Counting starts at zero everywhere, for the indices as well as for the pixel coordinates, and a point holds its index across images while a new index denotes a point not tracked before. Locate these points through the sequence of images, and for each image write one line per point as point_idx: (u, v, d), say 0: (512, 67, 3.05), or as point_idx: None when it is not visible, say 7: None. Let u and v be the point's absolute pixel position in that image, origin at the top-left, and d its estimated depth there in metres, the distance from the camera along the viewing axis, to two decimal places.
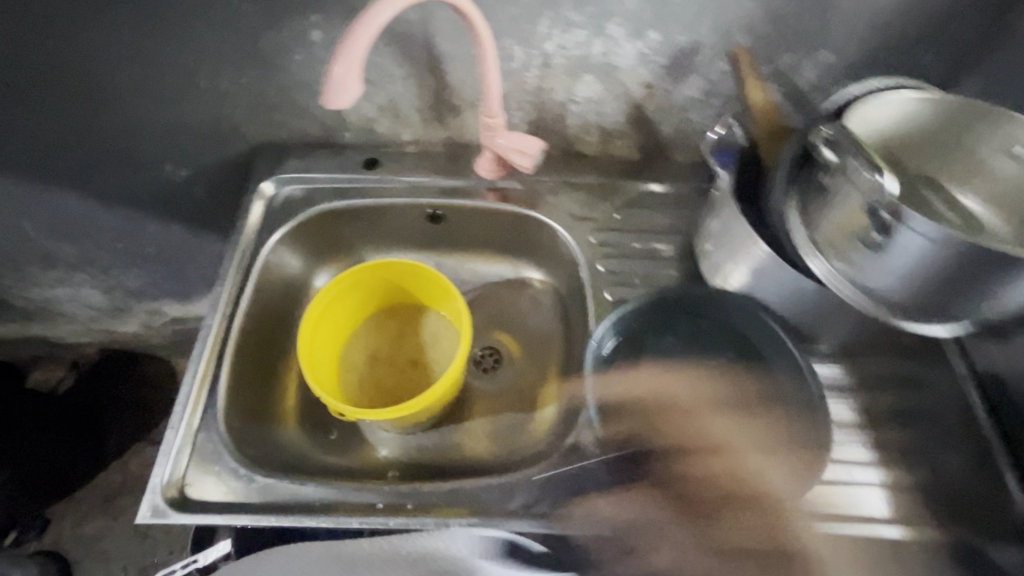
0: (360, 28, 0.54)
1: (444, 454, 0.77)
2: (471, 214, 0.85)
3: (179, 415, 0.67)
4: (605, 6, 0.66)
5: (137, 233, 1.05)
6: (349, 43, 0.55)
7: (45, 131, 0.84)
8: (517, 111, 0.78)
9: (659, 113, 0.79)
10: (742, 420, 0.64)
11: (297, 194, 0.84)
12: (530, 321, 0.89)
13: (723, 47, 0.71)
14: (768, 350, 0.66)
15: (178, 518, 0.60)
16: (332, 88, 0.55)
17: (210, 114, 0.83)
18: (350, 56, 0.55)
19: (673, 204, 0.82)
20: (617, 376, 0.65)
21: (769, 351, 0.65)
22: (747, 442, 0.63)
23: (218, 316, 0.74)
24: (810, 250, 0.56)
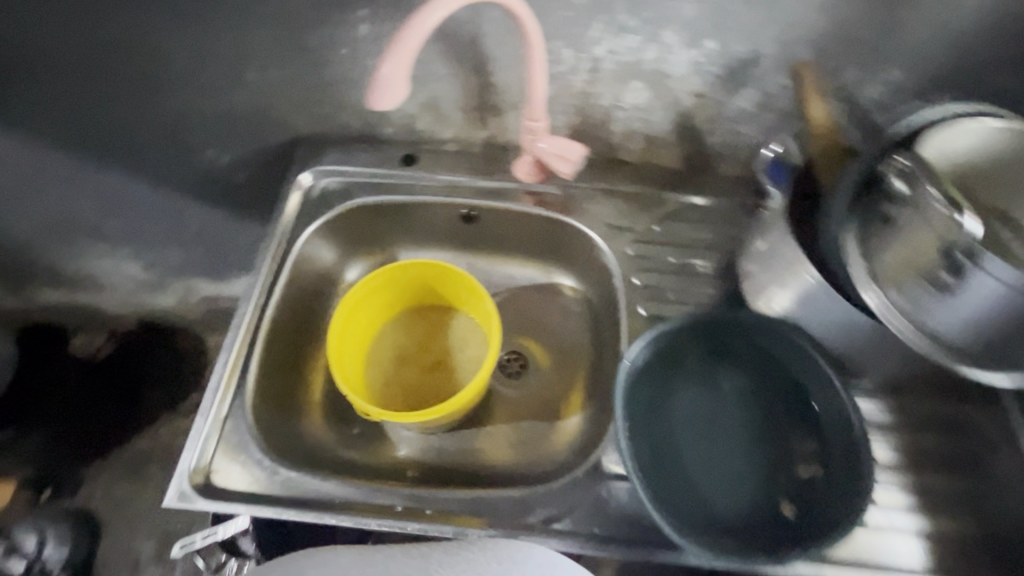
0: (413, 27, 0.53)
1: (463, 459, 0.77)
2: (506, 216, 0.83)
3: (209, 401, 0.68)
4: (662, 11, 0.63)
5: (179, 214, 1.07)
6: (400, 43, 0.53)
7: (98, 110, 0.87)
8: (560, 115, 0.76)
9: (708, 125, 0.76)
10: (777, 454, 0.61)
11: (335, 187, 0.84)
12: (559, 329, 0.87)
13: (783, 60, 0.67)
14: (809, 383, 0.63)
15: (203, 503, 0.61)
16: (380, 90, 0.54)
17: (255, 103, 0.84)
18: (401, 57, 0.53)
19: (716, 220, 0.79)
20: (647, 398, 0.63)
21: (808, 384, 0.63)
22: (778, 477, 0.60)
23: (252, 305, 0.75)
24: (864, 283, 0.53)
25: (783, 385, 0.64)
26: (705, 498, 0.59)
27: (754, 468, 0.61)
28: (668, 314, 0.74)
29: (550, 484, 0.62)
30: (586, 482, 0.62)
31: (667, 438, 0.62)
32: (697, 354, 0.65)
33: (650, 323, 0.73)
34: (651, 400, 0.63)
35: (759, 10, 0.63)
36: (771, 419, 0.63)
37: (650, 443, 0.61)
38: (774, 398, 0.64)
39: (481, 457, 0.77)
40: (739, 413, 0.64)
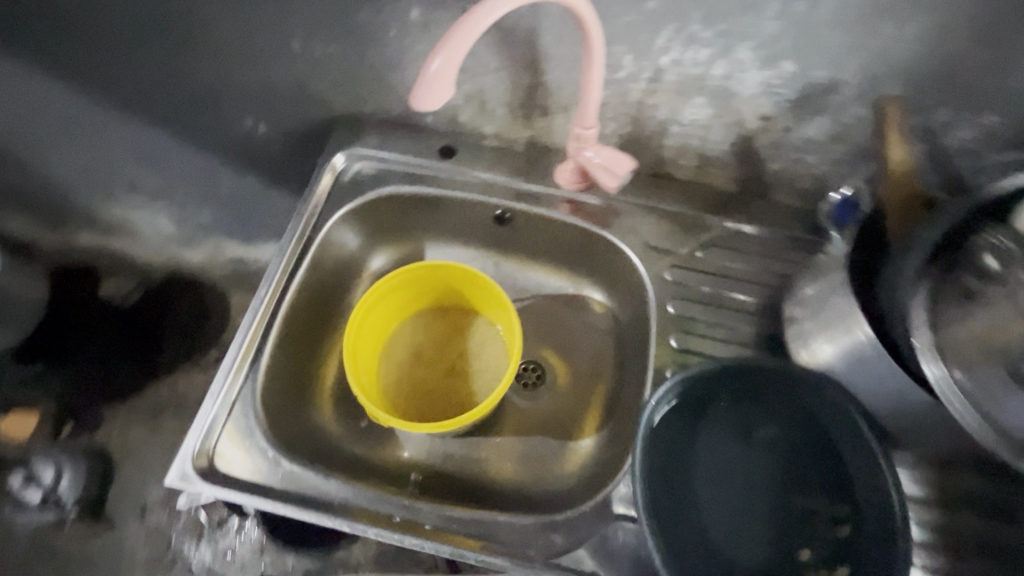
0: (467, 25, 0.50)
1: (467, 468, 0.75)
2: (541, 222, 0.79)
3: (220, 383, 0.67)
4: (740, 25, 0.57)
5: (213, 177, 1.07)
6: (452, 40, 0.50)
7: (142, 67, 0.86)
8: (612, 122, 0.71)
9: (770, 150, 0.70)
10: (803, 518, 0.57)
11: (369, 172, 0.81)
12: (582, 344, 0.83)
13: (867, 91, 0.61)
14: (847, 447, 0.58)
15: (203, 487, 0.61)
16: (425, 88, 0.51)
17: (295, 76, 0.81)
18: (451, 55, 0.50)
19: (765, 252, 0.74)
20: (668, 440, 0.60)
21: (844, 447, 0.58)
22: (800, 543, 0.56)
23: (272, 288, 0.73)
24: (925, 354, 0.47)
25: (818, 445, 0.59)
26: (717, 554, 0.56)
27: (775, 529, 0.57)
28: (700, 348, 0.69)
29: (554, 516, 0.59)
30: (593, 518, 0.59)
31: (684, 487, 0.58)
32: (725, 400, 0.61)
33: (680, 356, 0.69)
34: (671, 445, 0.60)
35: (849, 35, 0.56)
36: (799, 478, 0.59)
37: (665, 491, 0.57)
38: (805, 456, 0.59)
39: (485, 469, 0.75)
40: (766, 469, 0.60)
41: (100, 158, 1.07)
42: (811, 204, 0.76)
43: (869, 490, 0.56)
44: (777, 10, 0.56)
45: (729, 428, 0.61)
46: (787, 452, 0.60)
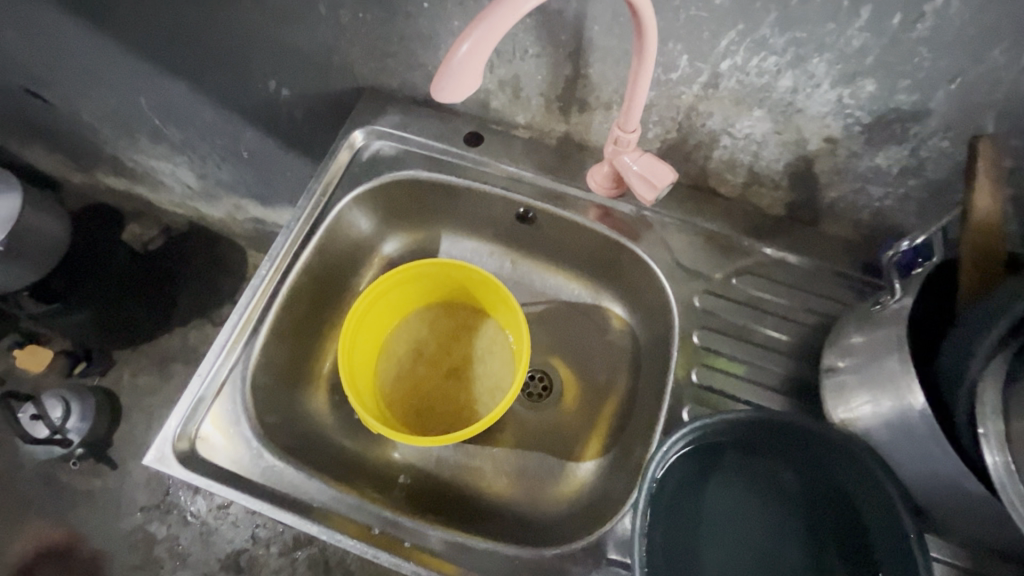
0: (508, 4, 0.42)
1: (456, 476, 0.72)
2: (566, 226, 0.74)
3: (209, 363, 0.64)
4: (820, 34, 0.49)
5: (233, 136, 1.03)
6: (488, 21, 0.42)
7: (163, 17, 0.81)
8: (655, 126, 0.65)
9: (830, 176, 0.63)
10: None
11: (388, 152, 0.76)
12: (594, 359, 0.78)
13: (958, 123, 0.53)
14: (873, 522, 0.51)
15: (181, 472, 0.59)
16: (449, 76, 0.43)
17: (319, 42, 0.75)
18: (484, 38, 0.42)
19: (808, 287, 0.67)
20: (673, 488, 0.55)
21: (869, 518, 0.52)
22: None
23: (274, 267, 0.69)
24: (990, 444, 0.41)
25: (839, 516, 0.53)
26: None
27: None
28: (721, 385, 0.64)
29: (540, 551, 0.57)
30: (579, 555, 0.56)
31: (684, 536, 0.54)
32: (739, 446, 0.56)
33: (699, 391, 0.64)
34: (676, 490, 0.55)
35: (950, 58, 0.48)
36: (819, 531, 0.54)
37: (664, 542, 0.53)
38: (821, 507, 0.54)
39: (475, 480, 0.72)
40: (776, 532, 0.54)
41: (124, 105, 1.04)
42: (866, 237, 0.69)
43: (894, 559, 0.49)
44: (868, 21, 0.47)
45: (740, 476, 0.56)
46: (801, 503, 0.55)
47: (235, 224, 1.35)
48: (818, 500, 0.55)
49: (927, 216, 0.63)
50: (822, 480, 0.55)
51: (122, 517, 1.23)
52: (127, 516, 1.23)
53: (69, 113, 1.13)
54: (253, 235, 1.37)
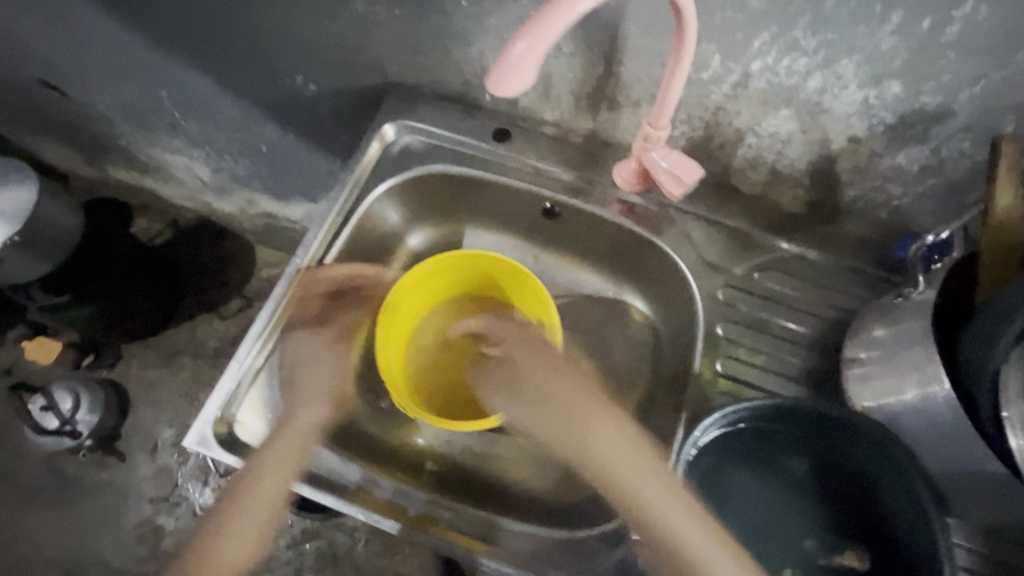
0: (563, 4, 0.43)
1: (481, 463, 0.75)
2: (591, 221, 0.76)
3: (246, 349, 0.66)
4: (851, 37, 0.52)
5: (253, 130, 1.04)
6: (543, 20, 0.43)
7: (190, 14, 0.82)
8: (682, 125, 0.67)
9: (851, 175, 0.65)
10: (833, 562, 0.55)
11: (418, 147, 0.78)
12: (614, 352, 0.80)
13: (979, 124, 0.55)
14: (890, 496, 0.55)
15: (223, 455, 0.62)
16: (504, 73, 0.45)
17: (348, 40, 0.76)
18: (541, 37, 0.44)
19: (826, 282, 0.69)
20: (700, 469, 0.57)
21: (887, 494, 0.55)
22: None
23: (308, 257, 0.71)
24: (1013, 425, 0.46)
25: (857, 492, 0.57)
26: None
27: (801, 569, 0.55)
28: (744, 375, 0.66)
29: (575, 534, 0.60)
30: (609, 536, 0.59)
31: (711, 511, 0.57)
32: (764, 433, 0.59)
33: (723, 381, 0.66)
34: (703, 472, 0.57)
35: (976, 61, 0.50)
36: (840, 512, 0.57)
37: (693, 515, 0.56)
38: (840, 484, 0.57)
39: (497, 468, 0.74)
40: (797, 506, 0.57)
41: (144, 97, 1.04)
42: (882, 234, 0.71)
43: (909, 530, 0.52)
44: (899, 25, 0.49)
45: (765, 461, 0.58)
46: (822, 488, 0.58)
47: (247, 218, 1.36)
48: (837, 478, 0.58)
49: (943, 214, 0.66)
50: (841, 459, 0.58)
51: (131, 508, 1.25)
52: (135, 508, 1.25)
53: (87, 105, 1.13)
54: (264, 228, 1.38)
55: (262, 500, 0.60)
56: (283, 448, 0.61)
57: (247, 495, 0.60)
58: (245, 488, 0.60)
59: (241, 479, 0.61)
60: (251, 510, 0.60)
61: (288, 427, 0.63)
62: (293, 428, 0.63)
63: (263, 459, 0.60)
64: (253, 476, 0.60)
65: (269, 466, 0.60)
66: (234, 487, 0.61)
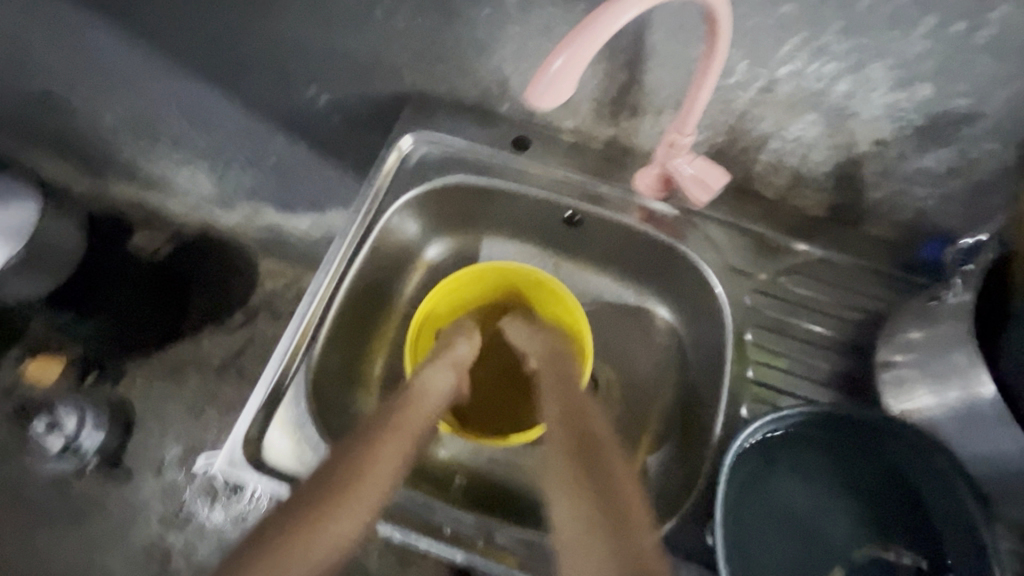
0: (601, 21, 0.45)
1: (509, 476, 0.74)
2: (612, 229, 0.75)
3: (273, 368, 0.66)
4: (883, 40, 0.52)
5: (261, 142, 1.02)
6: (582, 37, 0.45)
7: (198, 25, 0.80)
8: (705, 130, 0.67)
9: (876, 177, 0.65)
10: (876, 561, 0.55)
11: (436, 157, 0.77)
12: (637, 358, 0.80)
13: (1009, 126, 0.55)
14: (932, 495, 0.55)
15: (252, 476, 0.61)
16: (545, 85, 0.47)
17: (362, 50, 0.75)
18: (579, 53, 0.45)
19: (852, 285, 0.69)
20: (743, 476, 0.57)
21: (927, 492, 0.55)
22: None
23: (331, 272, 0.70)
24: None
25: (895, 490, 0.57)
26: None
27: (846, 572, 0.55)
28: (774, 381, 0.65)
29: None
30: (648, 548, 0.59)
31: (756, 516, 0.56)
32: (802, 438, 0.59)
33: (755, 387, 0.65)
34: (746, 478, 0.57)
35: (1009, 64, 0.50)
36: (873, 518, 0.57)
37: (738, 521, 0.55)
38: (878, 484, 0.58)
39: (527, 480, 0.73)
40: (837, 509, 0.57)
41: (149, 110, 1.03)
42: (905, 237, 0.71)
43: (954, 527, 0.53)
44: (932, 28, 0.50)
45: (803, 466, 0.58)
46: (858, 493, 0.58)
47: (251, 230, 1.34)
48: (875, 478, 0.58)
49: (968, 216, 0.66)
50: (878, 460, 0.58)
51: (140, 527, 1.22)
52: (143, 526, 1.22)
53: (90, 119, 1.11)
54: (269, 240, 1.36)
55: (362, 503, 0.54)
56: (392, 447, 0.58)
57: (348, 499, 0.53)
58: (339, 486, 0.54)
59: (338, 487, 0.54)
60: (344, 517, 0.52)
61: (404, 423, 0.61)
62: (410, 423, 0.61)
63: (378, 457, 0.57)
64: (359, 474, 0.55)
65: (371, 470, 0.56)
66: (314, 492, 0.53)
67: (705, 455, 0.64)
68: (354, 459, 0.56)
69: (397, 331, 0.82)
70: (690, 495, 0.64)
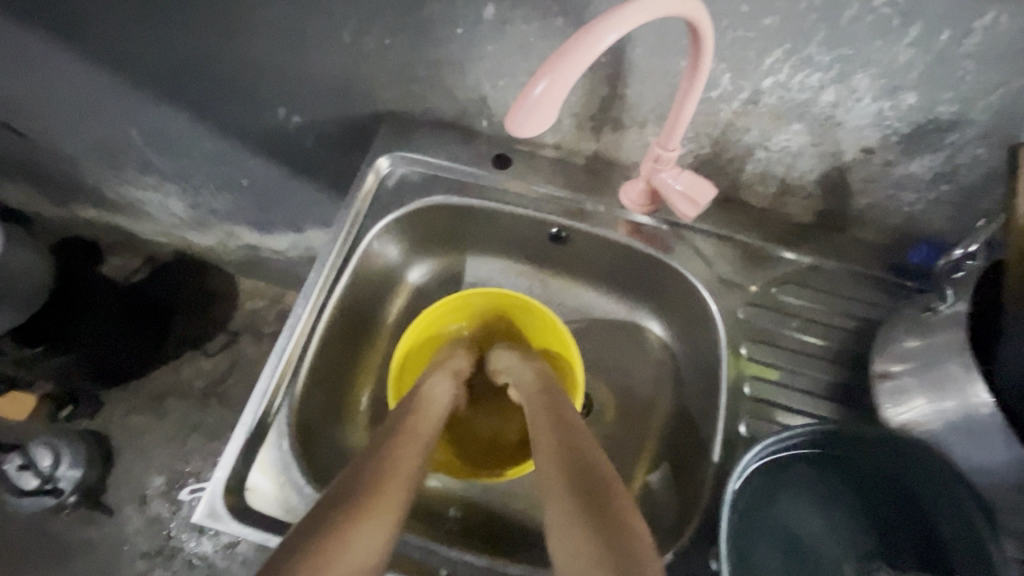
0: (583, 44, 0.43)
1: (506, 505, 0.71)
2: (599, 244, 0.73)
3: (251, 408, 0.63)
4: (867, 51, 0.51)
5: (232, 164, 0.98)
6: (565, 59, 0.43)
7: (159, 48, 0.76)
8: (689, 143, 0.65)
9: (863, 184, 0.64)
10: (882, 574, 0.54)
11: (415, 178, 0.74)
12: (631, 374, 0.78)
13: (994, 131, 0.55)
14: (931, 501, 0.55)
15: (233, 526, 0.58)
16: (527, 110, 0.45)
17: (332, 70, 0.72)
18: (561, 78, 0.44)
19: (843, 292, 0.68)
20: (745, 500, 0.56)
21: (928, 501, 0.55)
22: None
23: (310, 304, 0.67)
24: None
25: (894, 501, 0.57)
26: None
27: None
28: (769, 395, 0.64)
29: None
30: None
31: (760, 539, 0.55)
32: (801, 457, 0.58)
33: (753, 403, 0.64)
34: (747, 504, 0.56)
35: (994, 71, 0.50)
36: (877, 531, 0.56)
37: (743, 546, 0.54)
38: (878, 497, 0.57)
39: (523, 507, 0.71)
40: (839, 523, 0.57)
41: (113, 135, 0.98)
42: (895, 241, 0.70)
43: (956, 532, 0.53)
44: (916, 38, 0.49)
45: (803, 485, 0.57)
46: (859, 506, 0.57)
47: (228, 252, 1.30)
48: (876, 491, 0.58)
49: (957, 219, 0.65)
50: (876, 472, 0.58)
51: (124, 564, 1.17)
52: (128, 564, 1.17)
53: (51, 147, 1.06)
54: (246, 261, 1.32)
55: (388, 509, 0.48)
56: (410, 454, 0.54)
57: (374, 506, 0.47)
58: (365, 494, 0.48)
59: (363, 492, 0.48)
60: (376, 524, 0.46)
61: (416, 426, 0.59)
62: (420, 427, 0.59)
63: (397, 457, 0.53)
64: (382, 480, 0.50)
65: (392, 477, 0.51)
66: (339, 501, 0.47)
67: (706, 474, 0.63)
68: (372, 468, 0.51)
69: (382, 358, 0.79)
70: (692, 514, 0.62)
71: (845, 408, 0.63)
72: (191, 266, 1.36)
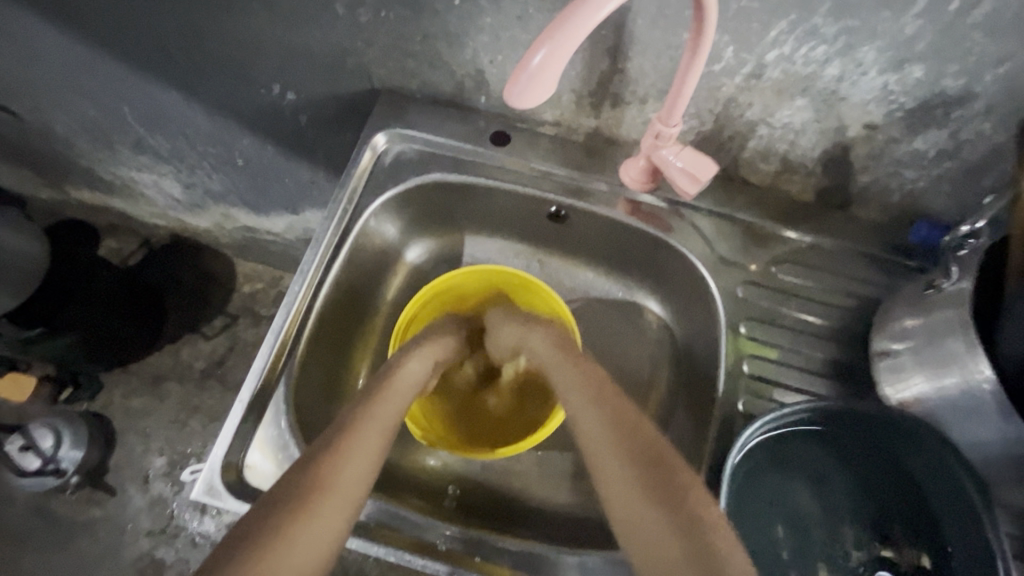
0: (584, 11, 0.42)
1: (504, 483, 0.72)
2: (598, 222, 0.73)
3: (248, 387, 0.63)
4: (874, 22, 0.50)
5: (226, 143, 0.97)
6: (564, 27, 0.42)
7: (149, 22, 0.74)
8: (690, 119, 0.64)
9: (866, 162, 0.64)
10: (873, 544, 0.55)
11: (412, 156, 0.73)
12: (629, 353, 0.78)
13: (1000, 106, 0.54)
14: (923, 474, 0.55)
15: (232, 503, 0.58)
16: (525, 81, 0.44)
17: (327, 44, 0.70)
18: (561, 47, 0.43)
19: (843, 270, 0.68)
20: (741, 477, 0.56)
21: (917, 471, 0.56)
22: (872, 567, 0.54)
23: (306, 283, 0.67)
24: None
25: (888, 475, 0.57)
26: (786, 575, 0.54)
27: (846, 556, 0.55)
28: (768, 374, 0.64)
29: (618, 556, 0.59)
30: None
31: (755, 514, 0.56)
32: (797, 434, 0.58)
33: (751, 381, 0.64)
34: (743, 481, 0.56)
35: (1002, 43, 0.49)
36: (870, 504, 0.57)
37: (738, 520, 0.55)
38: (871, 472, 0.58)
39: (521, 485, 0.72)
40: (832, 497, 0.57)
41: (105, 114, 0.97)
42: (895, 219, 0.70)
43: (948, 502, 0.53)
44: (924, 8, 0.48)
45: (797, 460, 0.58)
46: (853, 480, 0.58)
47: (224, 233, 1.29)
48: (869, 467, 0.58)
49: (959, 196, 0.64)
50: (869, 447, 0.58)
51: (129, 542, 1.19)
52: (132, 543, 1.19)
53: (42, 126, 1.04)
54: (243, 243, 1.31)
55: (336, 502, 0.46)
56: (373, 433, 0.52)
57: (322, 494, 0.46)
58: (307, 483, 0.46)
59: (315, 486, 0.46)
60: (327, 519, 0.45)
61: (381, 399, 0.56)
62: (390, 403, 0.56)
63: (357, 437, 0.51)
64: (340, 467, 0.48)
65: (342, 463, 0.48)
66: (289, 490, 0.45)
67: (703, 451, 0.63)
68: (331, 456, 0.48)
69: (380, 339, 0.79)
70: None
71: (841, 386, 0.64)
72: (189, 250, 1.37)
